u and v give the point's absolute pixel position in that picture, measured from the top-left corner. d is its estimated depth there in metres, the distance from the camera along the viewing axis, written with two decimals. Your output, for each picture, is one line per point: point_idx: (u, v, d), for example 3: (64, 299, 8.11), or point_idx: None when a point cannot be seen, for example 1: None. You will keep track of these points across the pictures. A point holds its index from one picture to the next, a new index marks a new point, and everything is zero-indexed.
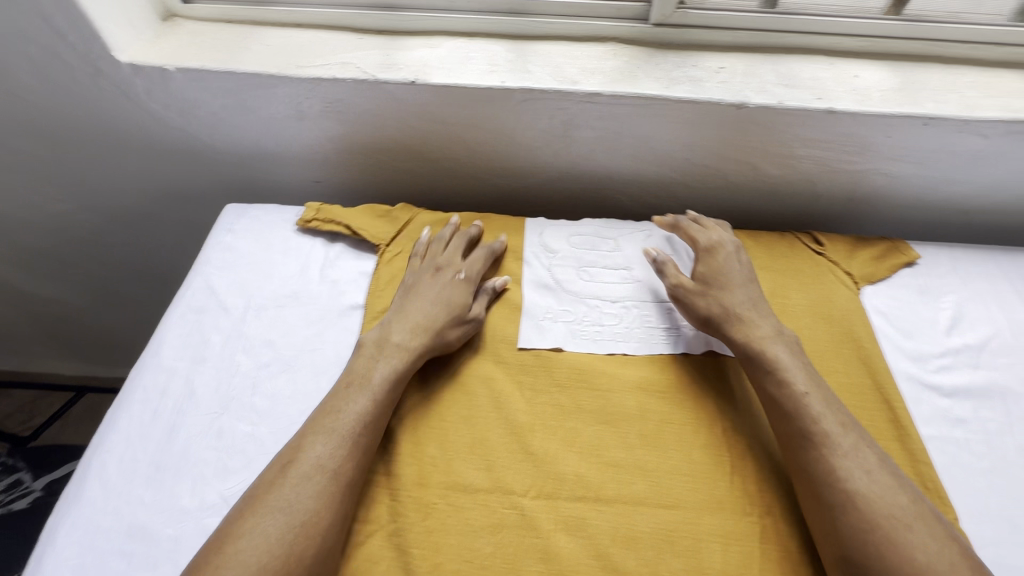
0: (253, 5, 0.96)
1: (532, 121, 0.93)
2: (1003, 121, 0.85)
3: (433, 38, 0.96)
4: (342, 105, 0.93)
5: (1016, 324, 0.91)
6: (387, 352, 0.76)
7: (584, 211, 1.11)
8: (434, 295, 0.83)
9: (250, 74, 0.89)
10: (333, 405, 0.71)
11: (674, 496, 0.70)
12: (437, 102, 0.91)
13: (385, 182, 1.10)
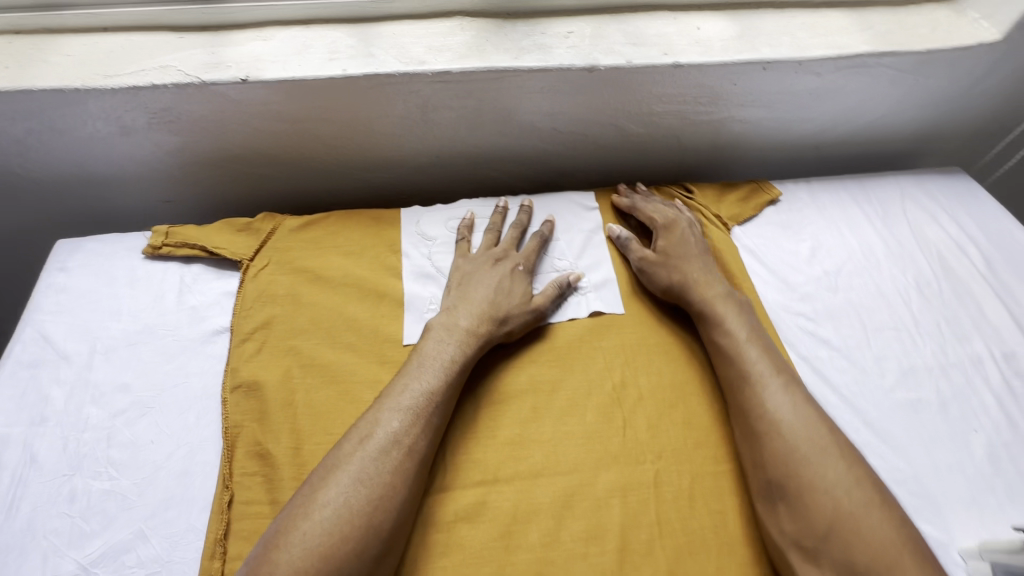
0: (39, 10, 0.76)
1: (386, 110, 0.75)
2: (833, 57, 0.75)
3: (265, 30, 0.76)
4: (147, 105, 0.73)
5: (869, 246, 0.74)
6: (457, 335, 0.58)
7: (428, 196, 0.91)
8: (506, 286, 0.63)
9: (50, 91, 0.71)
10: (400, 384, 0.54)
11: (586, 462, 0.54)
12: (281, 100, 0.73)
13: (255, 197, 0.89)
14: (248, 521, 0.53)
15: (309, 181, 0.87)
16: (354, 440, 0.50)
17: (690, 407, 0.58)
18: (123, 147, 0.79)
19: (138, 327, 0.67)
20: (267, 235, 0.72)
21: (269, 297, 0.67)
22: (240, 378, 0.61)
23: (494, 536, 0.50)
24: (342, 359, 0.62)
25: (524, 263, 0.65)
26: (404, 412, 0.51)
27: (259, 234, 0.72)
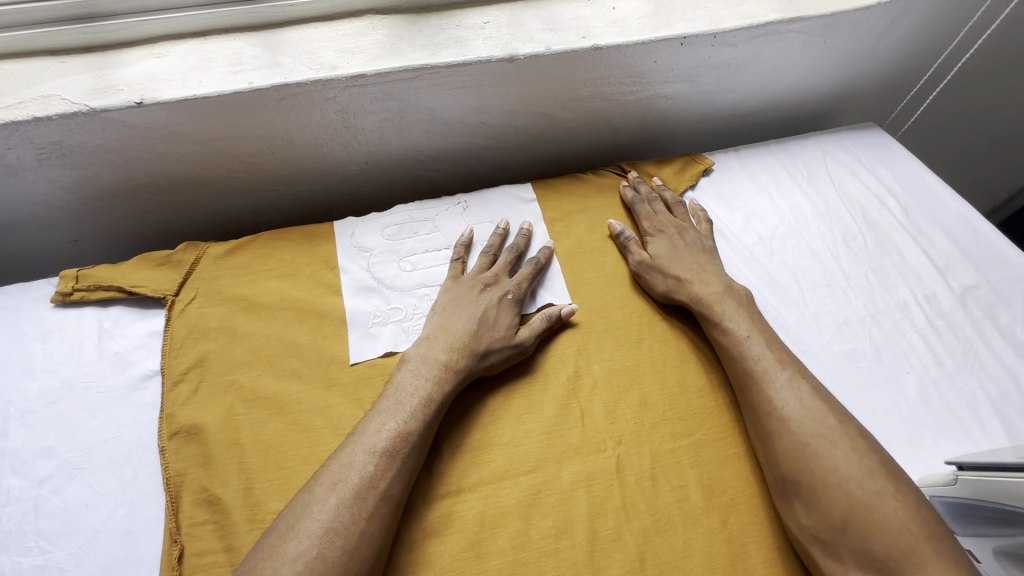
0: None
1: (498, 92, 0.78)
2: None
3: (452, 14, 0.77)
4: (349, 113, 0.73)
5: (940, 347, 0.72)
6: (434, 369, 0.61)
7: (523, 166, 0.91)
8: (501, 320, 0.66)
9: (223, 91, 0.65)
10: (374, 422, 0.56)
11: (561, 518, 0.56)
12: (476, 82, 0.75)
13: (417, 169, 0.86)
14: (196, 568, 0.51)
15: (459, 168, 0.89)
16: (325, 484, 0.52)
17: (690, 483, 0.60)
18: (178, 146, 0.70)
19: (151, 330, 0.66)
20: (189, 266, 0.69)
21: (199, 333, 0.65)
22: (176, 424, 0.58)
23: (464, 545, 0.54)
24: (388, 352, 0.65)
25: (513, 292, 0.68)
26: (386, 437, 0.55)
27: (180, 266, 0.70)
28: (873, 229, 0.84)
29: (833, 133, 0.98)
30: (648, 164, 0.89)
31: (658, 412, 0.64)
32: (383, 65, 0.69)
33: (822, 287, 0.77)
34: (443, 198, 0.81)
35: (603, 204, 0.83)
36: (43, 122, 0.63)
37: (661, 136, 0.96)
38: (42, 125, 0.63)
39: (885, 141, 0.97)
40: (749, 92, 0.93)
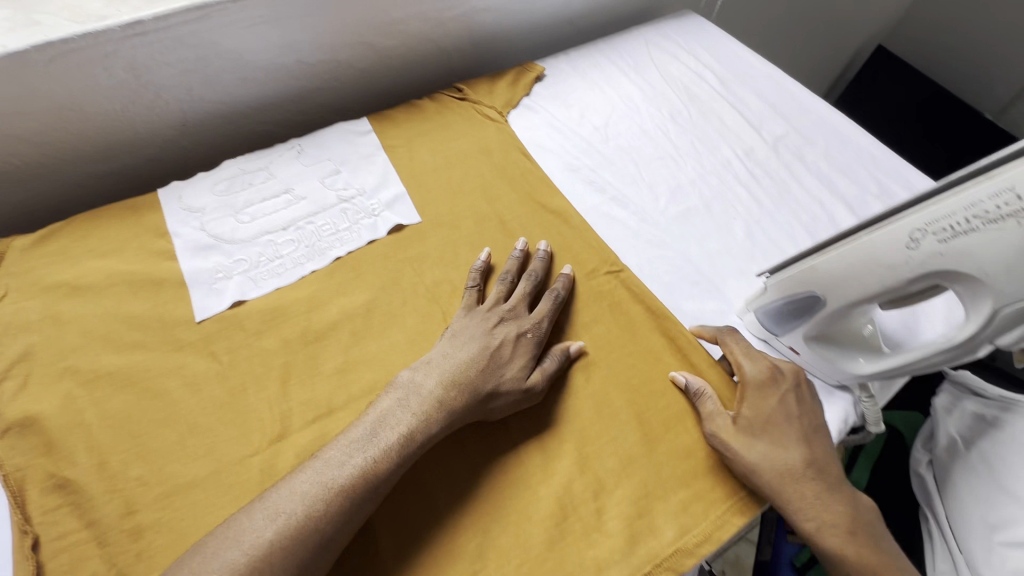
0: None
1: (305, 26, 0.75)
2: None
3: None
4: (139, 68, 0.67)
5: (762, 188, 0.80)
6: (425, 403, 0.53)
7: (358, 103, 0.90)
8: (515, 362, 0.58)
9: None
10: (334, 456, 0.49)
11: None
12: (276, 17, 0.71)
13: (245, 125, 0.82)
14: (58, 551, 0.48)
15: (290, 115, 0.86)
16: (265, 514, 0.44)
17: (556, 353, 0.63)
18: None
19: None
20: None
21: (19, 327, 0.60)
22: (6, 421, 0.54)
23: None
24: (235, 302, 0.63)
25: (531, 332, 0.61)
26: (347, 474, 0.47)
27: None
28: (695, 101, 0.91)
29: (653, 25, 1.04)
30: (482, 79, 0.90)
31: None
32: (159, 8, 0.64)
33: (656, 160, 0.82)
34: (275, 146, 0.78)
35: (442, 121, 0.84)
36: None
37: (494, 51, 0.97)
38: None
39: (699, 25, 1.04)
40: None
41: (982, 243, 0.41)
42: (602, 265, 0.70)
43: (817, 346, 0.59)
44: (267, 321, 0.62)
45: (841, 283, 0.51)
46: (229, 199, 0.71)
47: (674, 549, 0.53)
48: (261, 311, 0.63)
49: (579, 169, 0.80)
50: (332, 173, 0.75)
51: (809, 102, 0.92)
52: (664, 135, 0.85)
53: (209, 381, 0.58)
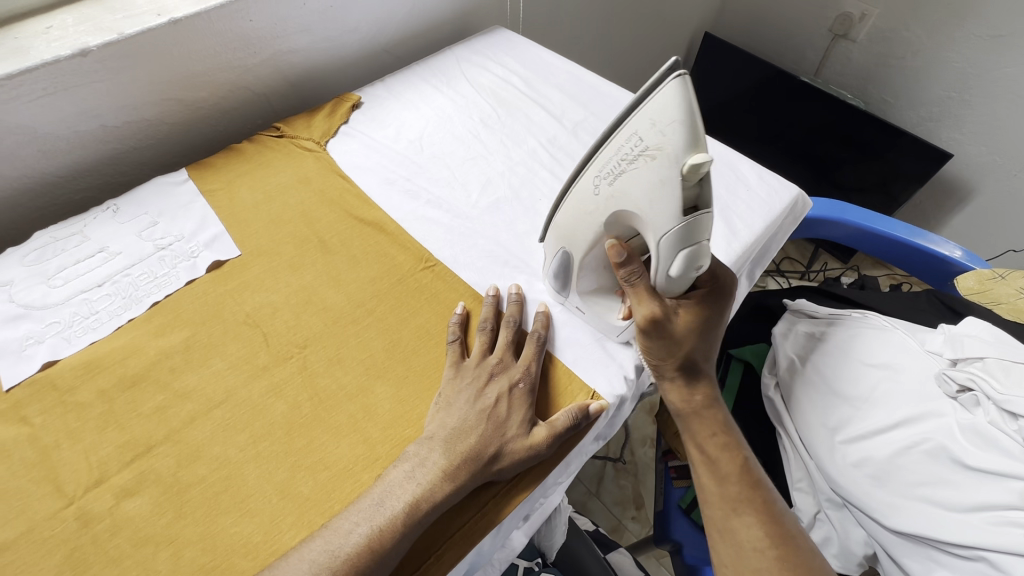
0: None
1: (95, 92, 0.78)
2: None
3: (12, 31, 0.75)
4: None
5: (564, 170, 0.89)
6: (430, 473, 0.54)
7: (180, 156, 0.93)
8: (513, 417, 0.59)
9: None
10: (322, 541, 0.50)
11: (258, 428, 0.61)
12: (63, 88, 0.74)
13: (60, 196, 0.83)
14: None
15: (109, 178, 0.87)
16: None
17: (375, 349, 0.67)
18: None
19: None
20: None
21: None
22: None
23: (167, 496, 0.56)
24: (47, 363, 0.64)
25: (530, 376, 0.62)
26: (351, 544, 0.50)
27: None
28: (501, 102, 1.00)
29: (463, 43, 1.13)
30: (300, 116, 0.95)
31: (339, 309, 0.71)
32: None
33: (468, 160, 0.90)
34: (90, 210, 0.79)
35: (257, 160, 0.88)
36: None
37: (314, 89, 1.03)
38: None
39: (505, 38, 1.14)
40: (372, 30, 1.03)
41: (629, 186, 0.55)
42: (417, 264, 0.76)
43: (588, 296, 0.68)
44: (82, 375, 0.63)
45: (571, 230, 0.64)
46: (38, 267, 0.72)
47: (491, 504, 0.58)
48: (75, 368, 0.64)
49: (397, 181, 0.86)
50: (149, 226, 0.78)
51: (602, 87, 1.03)
52: (472, 139, 0.93)
53: (16, 446, 0.58)
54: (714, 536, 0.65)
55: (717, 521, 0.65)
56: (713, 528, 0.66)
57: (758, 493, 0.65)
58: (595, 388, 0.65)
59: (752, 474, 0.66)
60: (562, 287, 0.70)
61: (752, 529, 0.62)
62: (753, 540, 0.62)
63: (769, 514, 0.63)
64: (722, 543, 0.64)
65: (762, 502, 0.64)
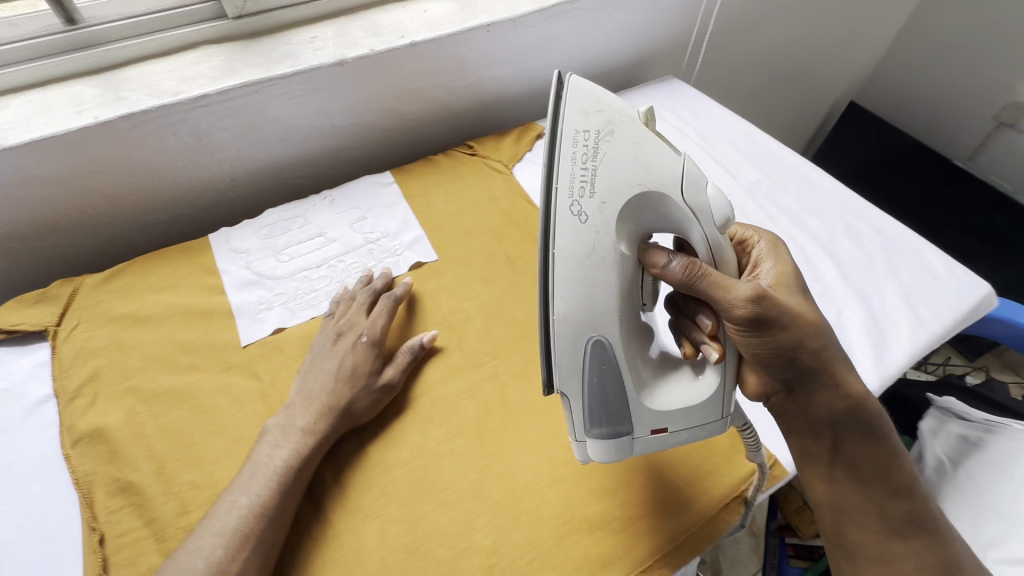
0: (71, 31, 0.75)
1: (338, 97, 0.88)
2: (538, 12, 0.95)
3: (282, 36, 0.86)
4: (200, 133, 0.80)
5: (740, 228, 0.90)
6: (292, 436, 0.61)
7: (379, 158, 1.02)
8: (362, 367, 0.66)
9: (77, 133, 0.71)
10: (227, 503, 0.56)
11: (454, 425, 0.65)
12: (315, 90, 0.84)
13: (283, 180, 0.94)
14: (120, 546, 0.55)
15: (323, 171, 0.97)
16: None
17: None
18: (32, 190, 0.73)
19: (39, 361, 0.68)
20: (67, 298, 0.72)
21: (88, 352, 0.68)
22: (78, 432, 0.61)
23: (372, 470, 0.62)
24: (277, 329, 0.72)
25: (366, 335, 0.69)
26: None
27: (58, 299, 0.72)
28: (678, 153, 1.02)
29: (638, 89, 1.18)
30: (489, 138, 1.02)
31: (526, 326, 0.75)
32: (224, 84, 0.77)
33: None
34: (310, 198, 0.89)
35: (453, 173, 0.95)
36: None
37: (499, 114, 1.10)
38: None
39: (679, 89, 1.18)
40: (560, 66, 1.09)
41: (609, 172, 0.49)
42: None
43: (655, 404, 0.56)
44: (304, 346, 0.71)
45: (615, 319, 0.52)
46: (269, 242, 0.81)
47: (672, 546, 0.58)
48: (299, 337, 0.72)
49: None
50: (360, 219, 0.86)
51: (781, 151, 1.03)
52: None
53: (249, 399, 0.66)
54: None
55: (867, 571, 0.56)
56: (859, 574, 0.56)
57: (934, 543, 0.54)
58: (776, 455, 0.65)
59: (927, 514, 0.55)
60: (602, 416, 0.55)
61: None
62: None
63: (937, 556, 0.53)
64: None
65: (930, 540, 0.54)
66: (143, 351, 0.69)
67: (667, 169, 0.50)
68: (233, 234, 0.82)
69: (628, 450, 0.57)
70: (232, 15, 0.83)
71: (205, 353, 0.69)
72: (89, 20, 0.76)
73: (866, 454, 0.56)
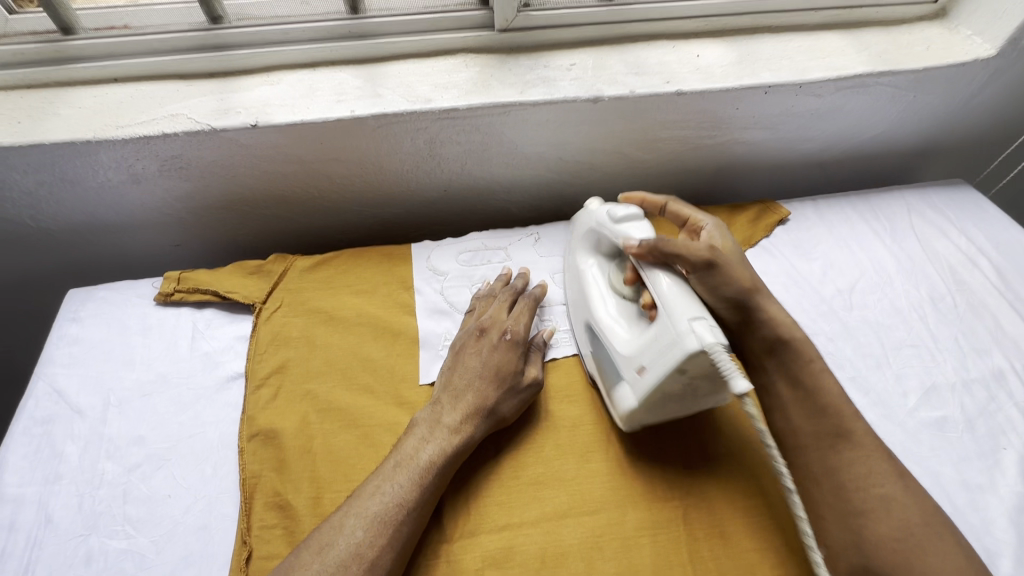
0: (350, 20, 0.75)
1: (579, 132, 0.79)
2: (832, 80, 0.79)
3: (539, 57, 0.79)
4: (435, 142, 0.76)
5: None
6: (439, 432, 0.58)
7: (592, 200, 0.93)
8: (503, 369, 0.62)
9: (332, 122, 0.70)
10: (372, 486, 0.54)
11: (624, 567, 0.54)
12: (558, 121, 0.77)
13: (491, 202, 0.89)
14: (262, 571, 0.52)
15: (531, 201, 0.90)
16: None
17: (768, 548, 0.55)
18: (277, 165, 0.75)
19: (239, 334, 0.69)
20: (277, 277, 0.73)
21: (282, 340, 0.68)
22: (256, 427, 0.61)
23: None
24: None
25: (510, 333, 0.64)
26: None
27: (270, 275, 0.73)
28: (964, 290, 0.79)
29: (918, 188, 0.94)
30: (721, 209, 0.88)
31: (732, 465, 0.60)
32: (474, 100, 0.72)
33: (907, 347, 0.73)
34: (516, 231, 0.82)
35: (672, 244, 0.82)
36: (170, 137, 0.68)
37: (735, 181, 0.95)
38: (167, 140, 0.69)
39: (977, 200, 0.91)
40: (831, 142, 0.90)
41: (578, 226, 0.71)
42: None
43: (627, 348, 0.58)
44: None
45: (591, 305, 0.65)
46: (469, 272, 0.76)
47: None
48: None
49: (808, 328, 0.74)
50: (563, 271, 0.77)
51: None
52: (915, 320, 0.76)
53: None
54: (823, 527, 0.53)
55: (833, 509, 0.53)
56: (826, 514, 0.53)
57: (887, 468, 0.53)
58: None
59: (868, 440, 0.55)
60: (610, 378, 0.62)
61: (890, 517, 0.50)
62: (893, 531, 0.50)
63: (891, 476, 0.52)
64: (835, 537, 0.52)
65: (884, 478, 0.52)
66: (328, 356, 0.67)
67: (584, 218, 0.70)
68: (436, 251, 0.78)
69: (625, 400, 0.58)
70: (499, 28, 0.78)
71: (382, 378, 0.66)
72: (370, 10, 0.75)
73: (790, 387, 0.59)
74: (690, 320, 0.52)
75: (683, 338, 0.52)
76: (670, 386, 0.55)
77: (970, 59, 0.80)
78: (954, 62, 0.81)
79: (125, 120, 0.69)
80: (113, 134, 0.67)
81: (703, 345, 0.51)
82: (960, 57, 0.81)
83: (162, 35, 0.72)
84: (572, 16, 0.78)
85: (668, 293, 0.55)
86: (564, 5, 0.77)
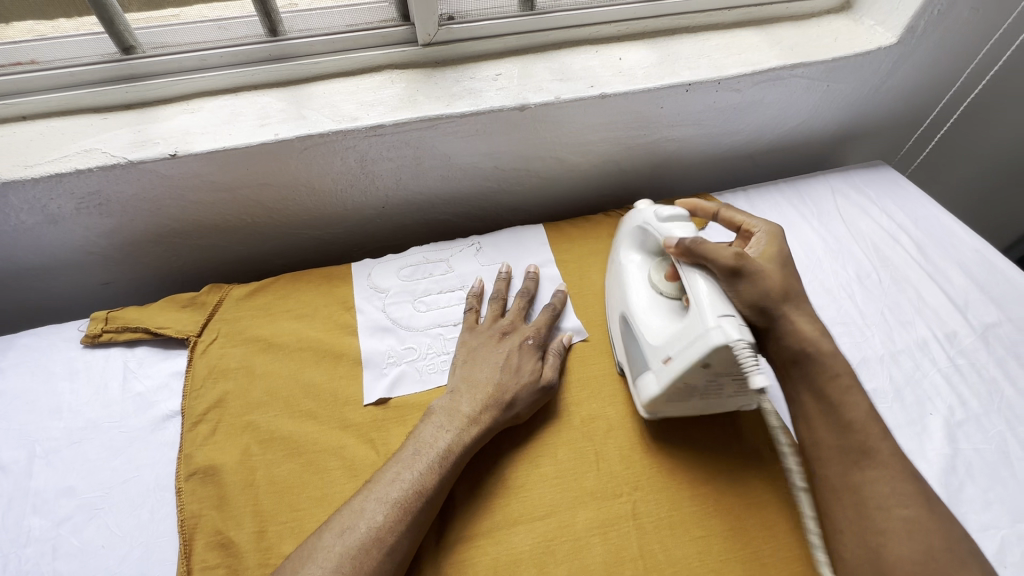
0: (266, 45, 0.74)
1: (509, 140, 0.80)
2: (746, 75, 0.82)
3: (463, 69, 0.80)
4: (365, 160, 0.76)
5: (968, 387, 0.70)
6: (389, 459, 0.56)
7: (532, 206, 0.94)
8: (525, 366, 0.64)
9: (255, 146, 0.69)
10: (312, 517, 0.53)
11: (575, 568, 0.55)
12: (487, 132, 0.78)
13: (433, 215, 0.89)
14: None
15: (472, 211, 0.91)
16: None
17: (714, 534, 0.57)
18: (204, 194, 0.74)
19: (174, 370, 0.67)
20: (212, 308, 0.71)
21: (220, 373, 0.66)
22: (194, 465, 0.59)
23: None
24: (400, 392, 0.65)
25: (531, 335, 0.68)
26: None
27: (204, 307, 0.72)
28: (887, 266, 0.83)
29: (841, 171, 0.98)
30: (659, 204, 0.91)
31: (677, 455, 0.62)
32: (401, 115, 0.72)
33: (837, 325, 0.76)
34: (459, 242, 0.82)
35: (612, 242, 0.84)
36: (84, 173, 0.66)
37: (671, 176, 0.97)
38: (82, 176, 0.66)
39: (894, 179, 0.96)
40: (756, 133, 0.94)
41: (623, 232, 0.73)
42: (769, 441, 0.63)
43: (656, 339, 0.59)
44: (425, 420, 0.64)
45: (627, 298, 0.66)
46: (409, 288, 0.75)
47: None
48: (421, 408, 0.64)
49: None
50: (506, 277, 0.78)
51: None
52: (845, 298, 0.79)
53: (358, 471, 0.59)
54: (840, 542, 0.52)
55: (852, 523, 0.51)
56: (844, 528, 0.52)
57: (910, 488, 0.52)
58: None
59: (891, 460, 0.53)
60: (636, 365, 0.63)
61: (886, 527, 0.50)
62: (916, 552, 0.49)
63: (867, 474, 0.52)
64: (853, 552, 0.51)
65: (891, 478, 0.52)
66: (268, 386, 0.66)
67: (631, 216, 0.72)
68: (377, 268, 0.78)
69: (647, 388, 0.59)
70: (422, 43, 0.78)
71: (327, 403, 0.65)
72: (290, 33, 0.75)
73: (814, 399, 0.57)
74: (720, 317, 0.53)
75: (708, 332, 0.53)
76: (693, 377, 0.55)
77: (873, 48, 0.85)
78: (858, 53, 0.85)
79: (35, 159, 0.66)
80: (21, 175, 0.65)
81: (727, 340, 0.51)
82: (863, 47, 0.85)
83: (72, 68, 0.70)
84: (493, 27, 0.79)
85: (701, 291, 0.56)
86: (484, 18, 0.79)
